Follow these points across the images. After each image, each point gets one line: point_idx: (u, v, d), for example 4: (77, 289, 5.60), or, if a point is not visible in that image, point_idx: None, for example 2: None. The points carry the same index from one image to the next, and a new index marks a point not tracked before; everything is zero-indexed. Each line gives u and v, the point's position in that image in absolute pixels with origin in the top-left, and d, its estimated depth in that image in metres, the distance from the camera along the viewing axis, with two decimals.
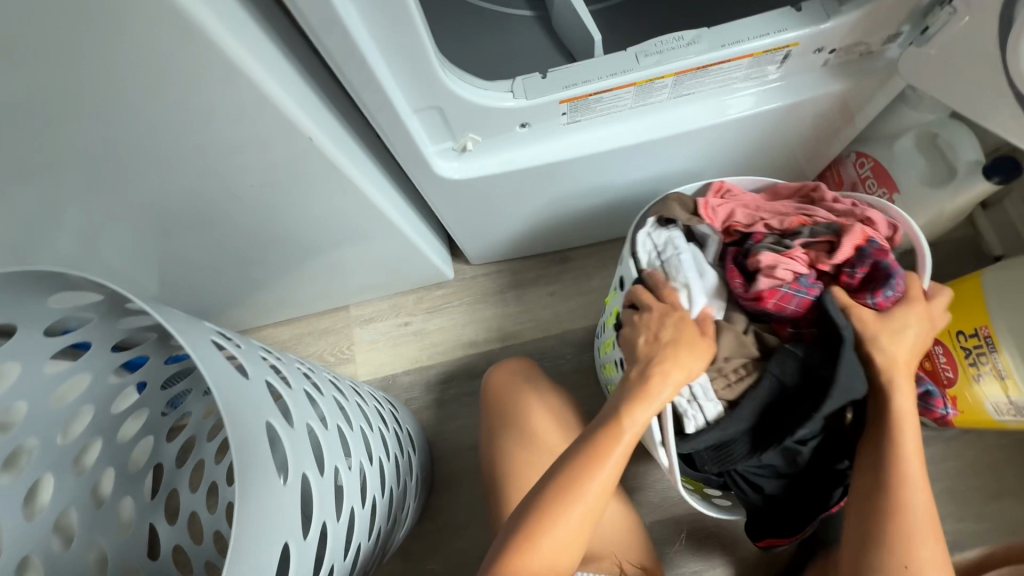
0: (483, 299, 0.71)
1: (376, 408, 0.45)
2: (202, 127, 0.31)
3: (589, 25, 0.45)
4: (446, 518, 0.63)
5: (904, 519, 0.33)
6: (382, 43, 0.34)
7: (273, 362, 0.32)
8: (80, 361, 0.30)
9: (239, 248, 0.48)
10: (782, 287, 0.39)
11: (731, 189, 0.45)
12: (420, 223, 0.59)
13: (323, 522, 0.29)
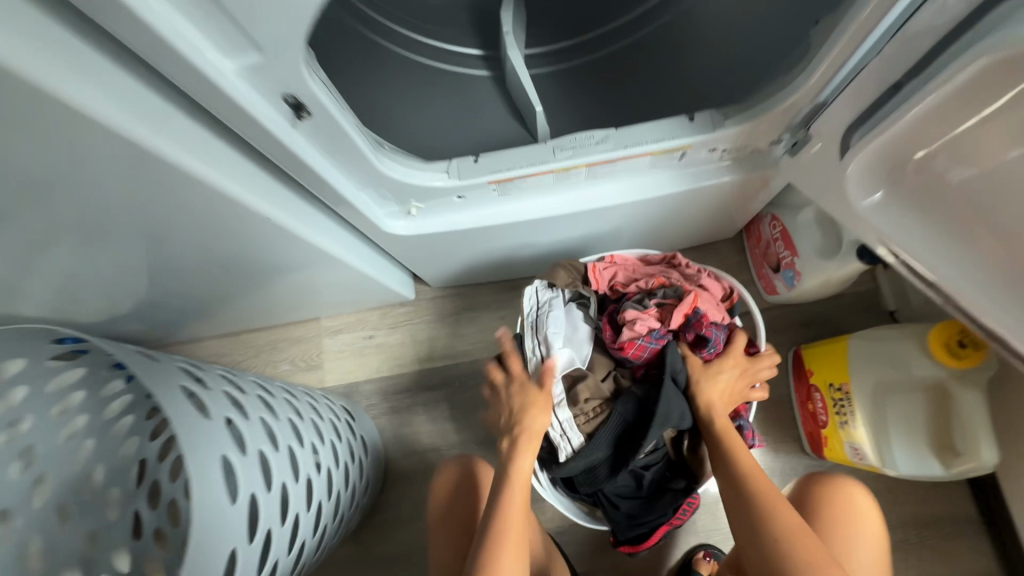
0: (437, 319, 0.90)
1: (311, 424, 0.63)
2: (183, 196, 0.46)
3: (533, 99, 0.55)
4: (395, 510, 0.83)
5: (764, 506, 0.45)
6: (335, 156, 0.48)
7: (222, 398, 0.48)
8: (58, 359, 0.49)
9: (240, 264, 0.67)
10: (638, 339, 0.57)
11: (618, 258, 0.65)
12: (376, 257, 0.77)
13: (263, 529, 0.46)
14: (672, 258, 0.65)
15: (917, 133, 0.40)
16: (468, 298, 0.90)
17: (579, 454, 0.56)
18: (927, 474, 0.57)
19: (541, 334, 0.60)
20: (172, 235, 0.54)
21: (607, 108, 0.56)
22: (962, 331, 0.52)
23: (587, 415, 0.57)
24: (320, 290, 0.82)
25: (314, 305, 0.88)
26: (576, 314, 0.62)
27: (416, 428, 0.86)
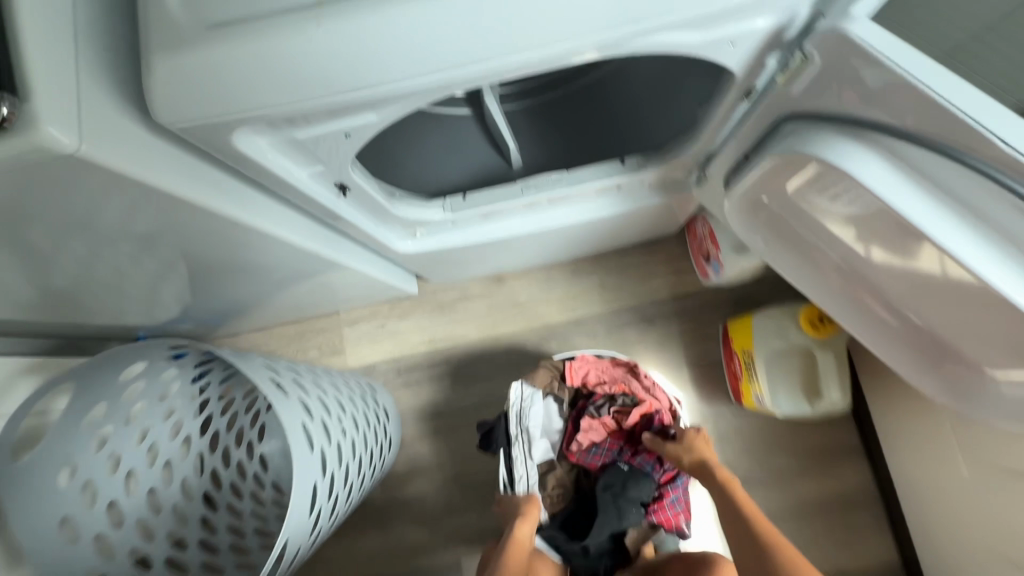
0: (437, 308, 1.09)
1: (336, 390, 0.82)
2: (255, 242, 0.63)
3: (505, 138, 0.71)
4: (413, 462, 1.04)
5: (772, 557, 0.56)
6: (362, 209, 0.65)
7: (277, 380, 0.66)
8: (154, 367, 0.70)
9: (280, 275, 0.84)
10: (584, 451, 0.74)
11: (586, 357, 0.78)
12: (384, 263, 0.95)
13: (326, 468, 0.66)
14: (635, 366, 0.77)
15: (767, 182, 0.56)
16: (462, 290, 1.09)
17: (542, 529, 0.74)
18: (800, 413, 0.79)
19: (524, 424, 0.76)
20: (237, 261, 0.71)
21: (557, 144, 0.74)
22: (823, 313, 0.74)
23: (550, 497, 0.76)
24: (340, 289, 1.00)
25: (335, 301, 1.06)
26: (552, 408, 0.78)
27: (425, 397, 1.06)
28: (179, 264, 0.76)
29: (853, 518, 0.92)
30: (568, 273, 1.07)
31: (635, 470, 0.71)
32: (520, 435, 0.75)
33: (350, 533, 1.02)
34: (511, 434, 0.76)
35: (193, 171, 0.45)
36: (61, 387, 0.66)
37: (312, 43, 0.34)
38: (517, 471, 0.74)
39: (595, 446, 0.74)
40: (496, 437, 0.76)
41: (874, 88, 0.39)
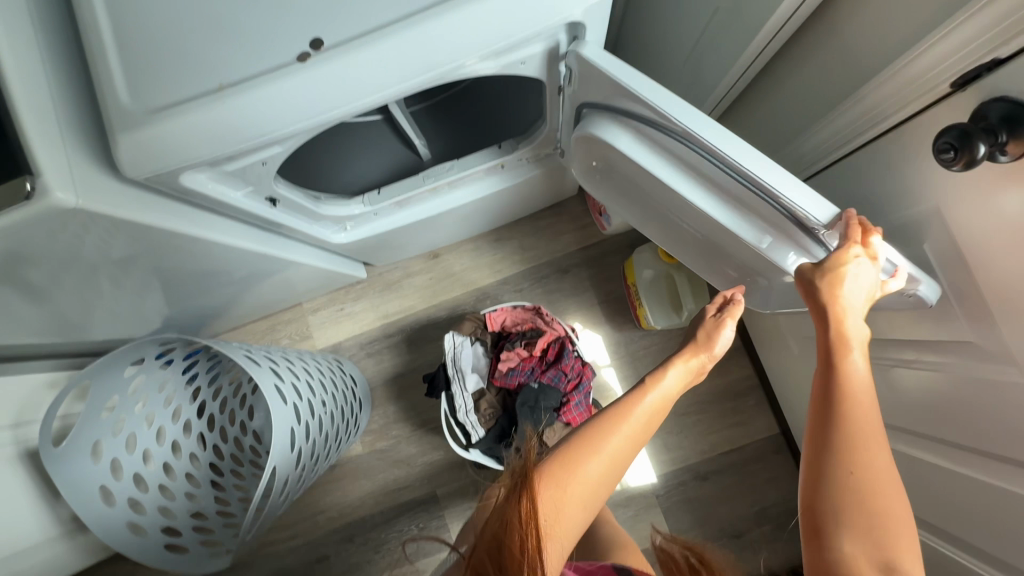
0: (387, 286, 1.27)
1: (304, 365, 1.00)
2: (215, 253, 0.79)
3: (411, 133, 0.87)
4: (387, 418, 1.24)
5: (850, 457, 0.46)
6: (298, 215, 0.83)
7: (251, 356, 0.84)
8: (145, 366, 0.87)
9: (241, 271, 1.00)
10: (502, 369, 0.94)
11: (503, 309, 1.00)
12: (332, 256, 1.12)
13: (296, 420, 0.84)
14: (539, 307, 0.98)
15: (585, 150, 0.73)
16: (405, 268, 1.27)
17: (479, 437, 0.92)
18: None
19: (458, 361, 0.97)
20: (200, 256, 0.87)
21: (455, 138, 0.91)
22: None
23: (485, 418, 0.94)
24: (298, 282, 1.17)
25: (297, 293, 1.23)
26: (480, 351, 1.00)
27: (389, 362, 1.25)
28: (153, 279, 0.92)
29: (741, 402, 1.16)
30: (492, 241, 1.25)
31: (544, 385, 0.91)
32: (455, 373, 0.96)
33: (345, 483, 1.23)
34: (449, 375, 0.96)
35: (163, 205, 0.61)
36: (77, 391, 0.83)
37: (221, 113, 0.50)
38: (456, 400, 0.94)
39: (514, 371, 0.93)
40: (438, 382, 0.97)
41: (595, 74, 0.58)
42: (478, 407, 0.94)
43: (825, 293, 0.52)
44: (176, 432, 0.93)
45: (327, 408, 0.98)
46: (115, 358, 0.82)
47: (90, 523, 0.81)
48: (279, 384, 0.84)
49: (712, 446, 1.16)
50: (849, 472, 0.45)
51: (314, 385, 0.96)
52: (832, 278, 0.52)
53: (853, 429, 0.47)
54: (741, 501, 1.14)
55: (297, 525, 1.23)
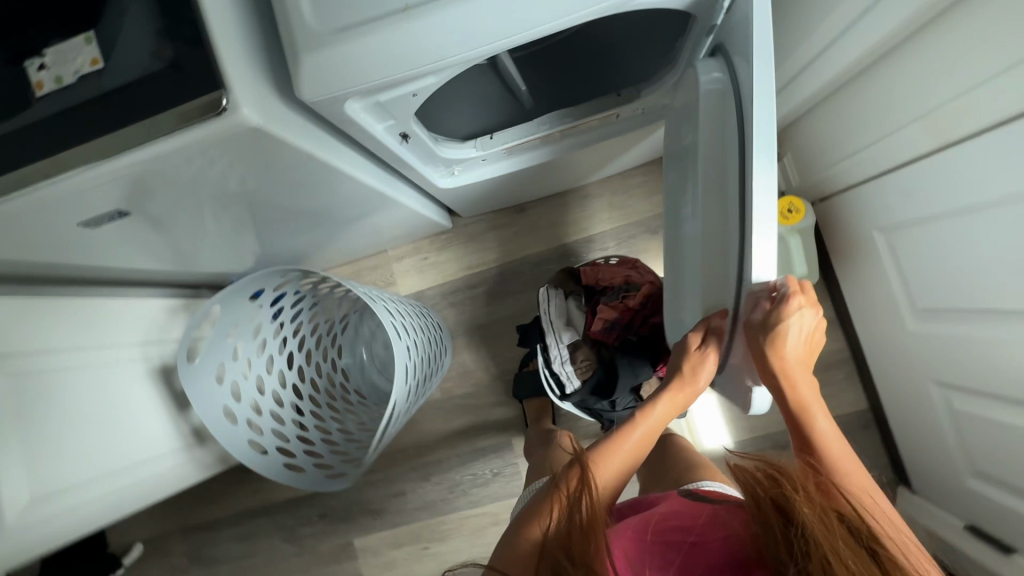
0: (471, 238, 1.28)
1: (398, 307, 1.02)
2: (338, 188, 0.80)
3: (516, 80, 0.83)
4: (467, 366, 1.28)
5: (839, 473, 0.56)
6: (416, 154, 0.83)
7: (363, 290, 0.86)
8: (262, 298, 0.91)
9: (343, 210, 1.02)
10: (599, 325, 0.91)
11: (596, 265, 0.99)
12: (426, 203, 1.13)
13: (404, 358, 0.86)
14: (635, 262, 0.96)
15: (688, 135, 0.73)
16: (490, 221, 1.27)
17: (577, 389, 0.93)
18: None
19: (550, 316, 0.96)
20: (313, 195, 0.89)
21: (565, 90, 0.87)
22: (790, 204, 0.89)
23: (581, 369, 0.93)
24: (388, 228, 1.19)
25: (385, 240, 1.25)
26: (572, 306, 0.99)
27: (469, 313, 1.28)
28: (265, 216, 0.95)
29: (829, 375, 1.13)
30: (580, 198, 1.24)
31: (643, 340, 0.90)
32: (549, 326, 0.96)
33: (423, 425, 1.28)
34: (543, 327, 0.96)
35: (316, 133, 0.62)
36: (202, 320, 0.88)
37: (403, 34, 0.50)
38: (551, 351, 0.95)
39: (611, 323, 0.90)
40: (531, 335, 0.99)
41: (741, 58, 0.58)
42: (574, 359, 0.94)
43: (777, 353, 0.55)
44: (283, 365, 0.99)
45: (419, 350, 1.01)
46: (240, 284, 0.84)
47: (222, 441, 0.86)
48: (388, 320, 0.86)
49: None
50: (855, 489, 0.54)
51: (409, 328, 0.99)
52: (777, 341, 0.54)
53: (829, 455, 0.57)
54: None
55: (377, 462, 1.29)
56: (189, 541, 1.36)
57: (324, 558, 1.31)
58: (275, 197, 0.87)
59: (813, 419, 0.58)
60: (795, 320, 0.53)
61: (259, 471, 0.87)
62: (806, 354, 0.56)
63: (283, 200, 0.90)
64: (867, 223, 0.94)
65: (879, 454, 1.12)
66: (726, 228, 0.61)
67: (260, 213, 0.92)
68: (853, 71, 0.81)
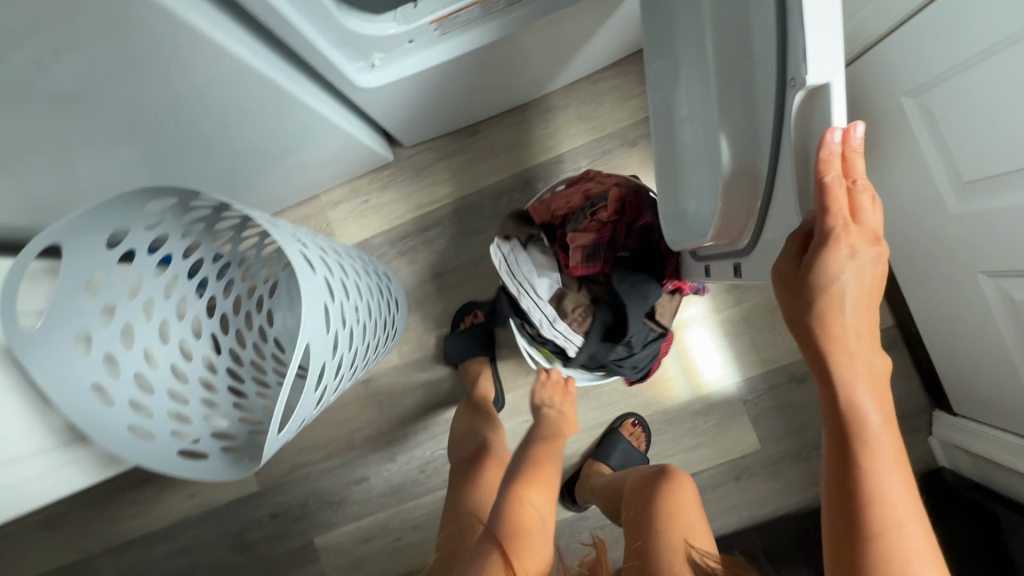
0: (418, 170, 1.07)
1: (331, 244, 0.81)
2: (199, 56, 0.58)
3: None
4: (426, 323, 1.08)
5: (879, 512, 0.42)
6: (309, 20, 0.61)
7: (267, 217, 0.64)
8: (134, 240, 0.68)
9: (241, 129, 0.80)
10: (580, 259, 0.73)
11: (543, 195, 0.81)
12: (352, 117, 0.92)
13: (327, 302, 0.65)
14: (589, 173, 0.78)
15: None
16: (438, 150, 1.07)
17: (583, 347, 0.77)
18: None
19: (518, 273, 0.77)
20: (183, 94, 0.68)
21: None
22: None
23: (577, 321, 0.76)
24: (313, 164, 0.98)
25: (312, 182, 1.04)
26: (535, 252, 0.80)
27: (424, 261, 1.08)
28: (132, 138, 0.73)
29: None
30: (542, 111, 1.04)
31: (636, 252, 0.72)
32: (519, 287, 0.78)
33: (382, 398, 1.08)
34: (513, 291, 0.78)
35: None
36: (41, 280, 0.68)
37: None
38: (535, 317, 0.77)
39: (591, 249, 0.73)
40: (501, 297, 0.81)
41: None
42: (563, 313, 0.77)
43: (823, 305, 0.43)
44: (182, 331, 0.81)
45: (361, 295, 0.80)
46: (88, 212, 0.59)
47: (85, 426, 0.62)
48: (302, 251, 0.64)
49: None
50: (878, 534, 0.42)
51: (343, 269, 0.78)
52: (825, 299, 0.43)
53: (874, 483, 0.42)
54: None
55: (331, 446, 1.10)
56: (119, 561, 1.16)
57: (281, 565, 1.12)
58: (129, 100, 0.65)
59: (867, 423, 0.43)
60: (838, 262, 0.41)
61: (134, 459, 0.64)
62: (870, 317, 0.44)
63: (144, 107, 0.68)
64: (888, 90, 0.76)
65: (908, 376, 0.97)
66: (750, 23, 0.46)
67: (119, 128, 0.70)
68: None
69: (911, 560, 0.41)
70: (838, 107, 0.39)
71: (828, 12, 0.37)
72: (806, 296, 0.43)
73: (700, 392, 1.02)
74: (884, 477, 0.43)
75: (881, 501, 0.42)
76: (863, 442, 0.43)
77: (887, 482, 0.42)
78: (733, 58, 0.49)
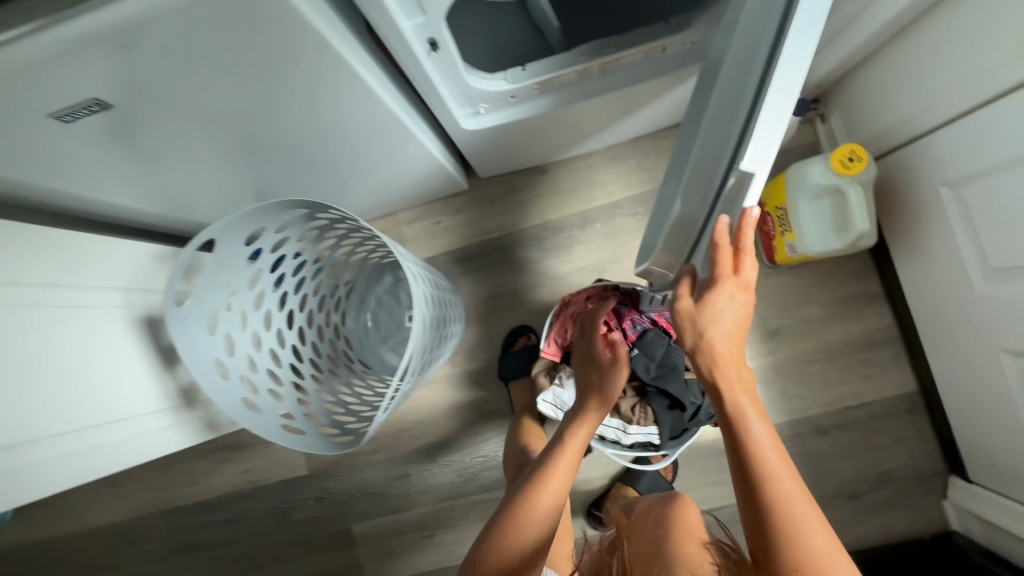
0: (488, 200, 1.19)
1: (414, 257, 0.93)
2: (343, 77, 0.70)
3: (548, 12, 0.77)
4: (479, 338, 1.18)
5: (772, 488, 0.54)
6: (442, 78, 0.74)
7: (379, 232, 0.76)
8: (266, 240, 0.80)
9: (352, 152, 0.93)
10: None
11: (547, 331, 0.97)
12: (441, 148, 1.04)
13: (421, 308, 0.76)
14: (564, 301, 0.95)
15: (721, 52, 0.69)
16: (509, 184, 1.19)
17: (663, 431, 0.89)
18: (834, 250, 0.86)
19: None
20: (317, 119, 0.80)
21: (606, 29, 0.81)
22: (851, 151, 0.80)
23: (642, 418, 0.90)
24: (399, 185, 1.10)
25: (395, 200, 1.16)
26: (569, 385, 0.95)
27: (484, 282, 1.19)
28: (267, 151, 0.86)
29: (874, 354, 1.05)
30: (606, 159, 1.16)
31: (648, 341, 0.87)
32: None
33: (431, 402, 1.18)
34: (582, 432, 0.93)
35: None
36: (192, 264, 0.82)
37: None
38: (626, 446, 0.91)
39: None
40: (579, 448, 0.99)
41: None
42: (628, 419, 0.90)
43: (705, 326, 0.57)
44: (282, 322, 0.91)
45: (436, 303, 0.92)
46: (241, 215, 0.71)
47: (214, 395, 0.75)
48: (405, 264, 0.77)
49: (836, 399, 1.05)
50: (775, 503, 0.54)
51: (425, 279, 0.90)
52: (705, 321, 0.57)
53: (763, 465, 0.55)
54: (864, 460, 1.04)
55: (378, 440, 1.19)
56: (172, 523, 1.26)
57: (318, 546, 1.20)
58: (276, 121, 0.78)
59: (750, 422, 0.57)
60: (719, 296, 0.56)
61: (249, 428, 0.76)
62: (739, 337, 0.59)
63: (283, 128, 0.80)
64: (928, 179, 0.85)
65: (927, 440, 1.03)
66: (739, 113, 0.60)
67: (259, 142, 0.83)
68: (923, 3, 0.73)
69: (799, 521, 0.53)
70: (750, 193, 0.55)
71: (773, 127, 0.51)
72: (693, 336, 0.58)
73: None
74: (767, 456, 0.56)
75: (770, 479, 0.55)
76: (746, 436, 0.57)
77: (771, 462, 0.55)
78: (722, 134, 0.63)
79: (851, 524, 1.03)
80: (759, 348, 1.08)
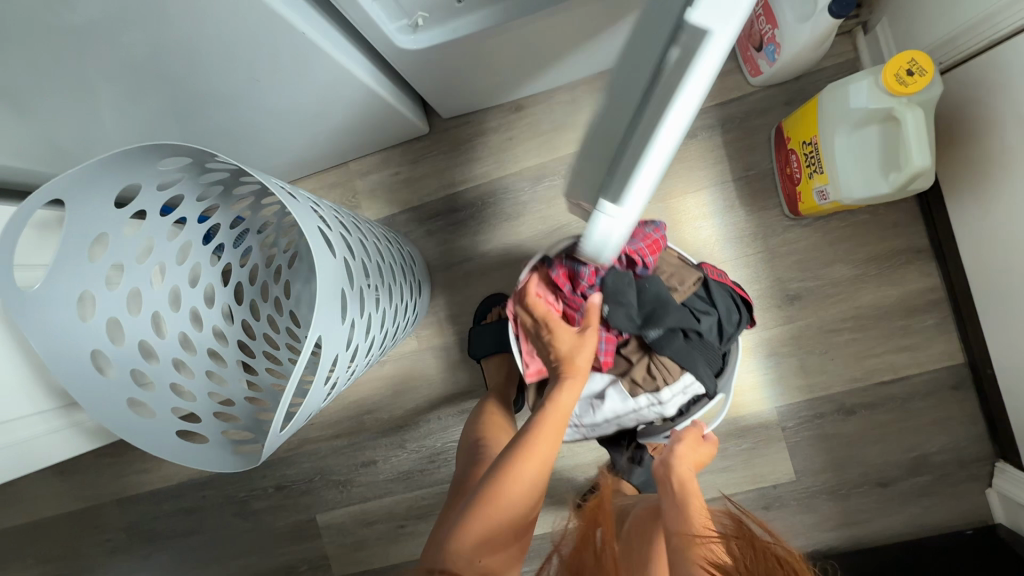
0: (454, 145, 1.00)
1: (351, 217, 0.74)
2: None
3: None
4: (447, 310, 1.02)
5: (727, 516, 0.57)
6: None
7: (285, 189, 0.57)
8: (142, 199, 0.61)
9: (268, 89, 0.74)
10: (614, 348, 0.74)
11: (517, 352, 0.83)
12: (388, 81, 0.84)
13: (344, 288, 0.58)
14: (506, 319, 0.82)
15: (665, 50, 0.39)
16: (477, 124, 0.99)
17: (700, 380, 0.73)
18: (877, 196, 0.68)
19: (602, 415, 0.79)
20: (202, 43, 0.61)
21: None
22: (912, 61, 0.60)
23: (662, 377, 0.75)
24: (344, 132, 0.92)
25: (341, 149, 0.97)
26: None
27: (452, 243, 1.01)
28: (145, 88, 0.67)
29: (915, 321, 0.87)
30: (596, 91, 0.95)
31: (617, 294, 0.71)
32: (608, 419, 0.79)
33: (395, 381, 1.04)
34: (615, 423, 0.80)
35: None
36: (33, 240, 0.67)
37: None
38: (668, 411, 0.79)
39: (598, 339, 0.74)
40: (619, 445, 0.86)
41: None
42: (655, 387, 0.76)
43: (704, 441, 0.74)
44: (196, 299, 0.76)
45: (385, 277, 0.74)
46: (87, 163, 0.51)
47: (79, 398, 0.59)
48: (319, 228, 0.58)
49: (866, 373, 0.89)
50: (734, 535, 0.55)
51: (366, 244, 0.72)
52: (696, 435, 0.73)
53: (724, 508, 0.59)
54: (895, 443, 0.89)
55: (338, 425, 1.06)
56: (126, 513, 1.16)
57: (281, 538, 1.10)
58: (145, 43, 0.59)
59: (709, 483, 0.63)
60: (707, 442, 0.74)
61: (124, 436, 0.59)
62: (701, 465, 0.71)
63: (158, 54, 0.61)
64: (1011, 99, 0.64)
65: (972, 422, 0.87)
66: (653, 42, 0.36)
67: (134, 73, 0.64)
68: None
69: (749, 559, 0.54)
70: (704, 80, 0.31)
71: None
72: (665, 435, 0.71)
73: (756, 408, 0.92)
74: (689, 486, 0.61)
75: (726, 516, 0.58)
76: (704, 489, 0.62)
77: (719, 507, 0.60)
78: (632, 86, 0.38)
79: (877, 515, 0.90)
80: (775, 315, 0.91)
